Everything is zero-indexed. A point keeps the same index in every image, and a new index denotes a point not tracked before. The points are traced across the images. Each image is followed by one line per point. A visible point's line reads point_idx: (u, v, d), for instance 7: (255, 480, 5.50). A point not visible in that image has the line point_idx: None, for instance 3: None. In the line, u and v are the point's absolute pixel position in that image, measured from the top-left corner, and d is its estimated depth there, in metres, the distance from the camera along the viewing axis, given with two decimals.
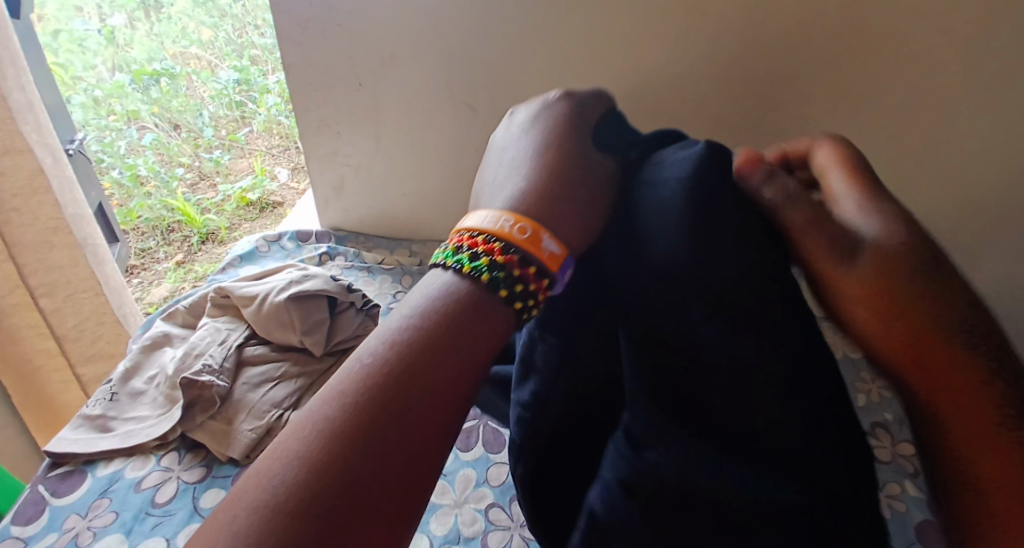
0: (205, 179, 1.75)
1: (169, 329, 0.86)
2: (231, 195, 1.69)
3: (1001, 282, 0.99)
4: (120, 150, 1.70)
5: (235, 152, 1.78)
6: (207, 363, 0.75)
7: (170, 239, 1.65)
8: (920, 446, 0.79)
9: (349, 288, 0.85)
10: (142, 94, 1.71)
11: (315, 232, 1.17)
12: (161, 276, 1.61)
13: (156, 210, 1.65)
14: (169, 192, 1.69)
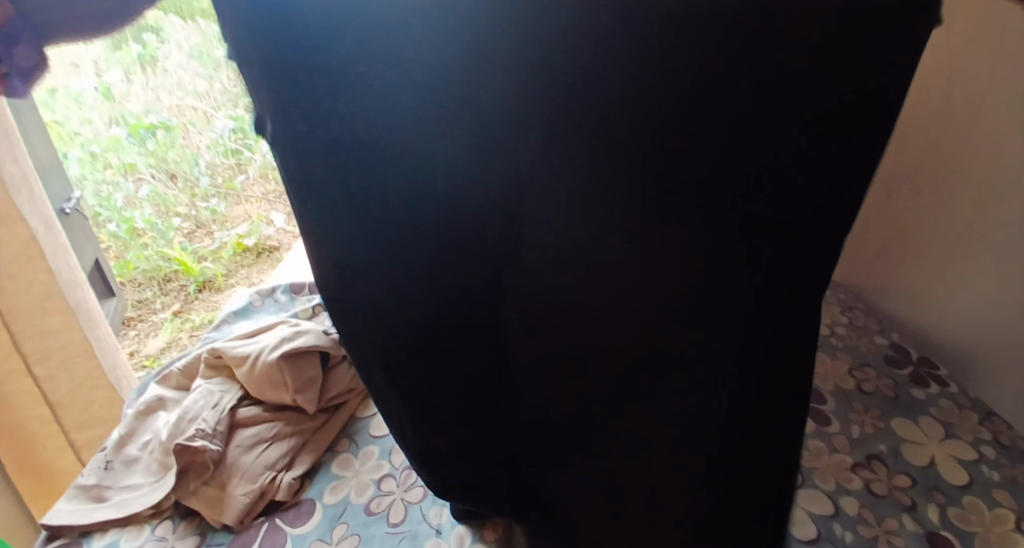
0: (202, 228, 1.74)
1: (162, 394, 0.87)
2: (228, 241, 1.74)
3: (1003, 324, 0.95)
4: (117, 203, 1.65)
5: (231, 200, 1.73)
6: (200, 427, 0.75)
7: (167, 290, 1.72)
8: (912, 477, 0.83)
9: (341, 341, 0.87)
10: (139, 146, 1.61)
11: (310, 284, 1.19)
12: (157, 327, 1.69)
13: (153, 261, 1.71)
14: (166, 242, 1.70)
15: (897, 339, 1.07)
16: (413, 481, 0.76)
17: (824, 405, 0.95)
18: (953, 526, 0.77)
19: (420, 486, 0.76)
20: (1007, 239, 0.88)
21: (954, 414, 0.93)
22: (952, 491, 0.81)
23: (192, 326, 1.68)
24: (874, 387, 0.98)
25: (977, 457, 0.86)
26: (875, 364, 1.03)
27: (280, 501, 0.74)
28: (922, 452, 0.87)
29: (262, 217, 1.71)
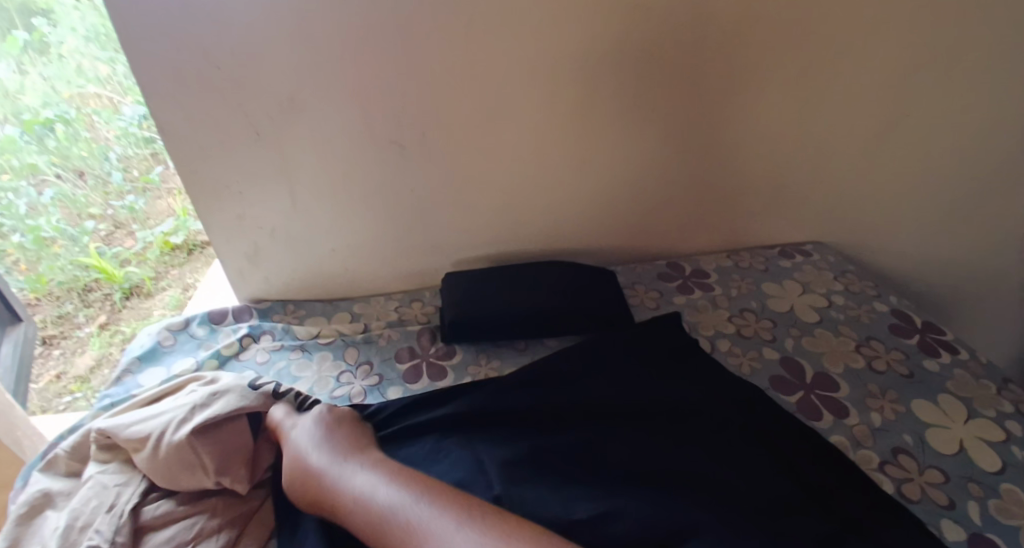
0: (121, 227, 1.53)
1: (49, 485, 0.69)
2: (151, 240, 1.53)
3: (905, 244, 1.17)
4: (20, 210, 1.37)
5: (151, 195, 1.54)
6: (93, 542, 0.58)
7: (91, 301, 1.45)
8: (944, 470, 0.74)
9: (276, 395, 0.72)
10: (38, 145, 1.35)
11: (232, 310, 1.02)
12: (84, 343, 1.40)
13: (68, 270, 1.43)
14: (82, 248, 1.45)
15: (896, 302, 1.01)
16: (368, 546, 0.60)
17: (838, 393, 0.85)
18: (997, 523, 0.68)
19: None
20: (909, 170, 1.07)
21: (972, 387, 0.85)
22: (987, 478, 0.73)
23: (123, 338, 1.42)
24: (886, 365, 0.89)
25: (1005, 437, 0.78)
26: (881, 335, 0.94)
27: None
28: (949, 438, 0.78)
29: (190, 211, 1.57)
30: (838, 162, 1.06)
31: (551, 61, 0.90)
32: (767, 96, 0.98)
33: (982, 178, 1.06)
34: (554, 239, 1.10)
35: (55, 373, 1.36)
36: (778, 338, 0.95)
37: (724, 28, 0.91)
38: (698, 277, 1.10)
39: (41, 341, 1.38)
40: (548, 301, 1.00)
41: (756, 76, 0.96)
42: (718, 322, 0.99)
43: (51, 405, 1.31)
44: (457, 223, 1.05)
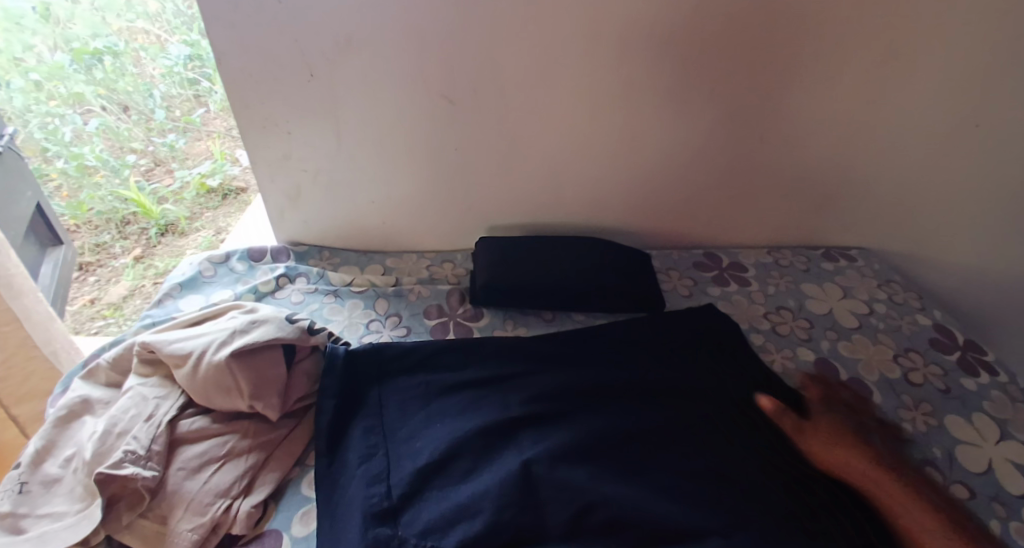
0: (160, 165, 1.56)
1: (89, 394, 0.72)
2: (189, 181, 1.54)
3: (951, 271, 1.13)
4: (65, 136, 1.42)
5: (191, 135, 1.57)
6: (129, 448, 0.60)
7: (127, 233, 1.47)
8: (971, 486, 0.73)
9: (310, 330, 0.73)
10: (86, 75, 1.42)
11: (270, 250, 1.03)
12: (118, 273, 1.43)
13: (108, 201, 1.45)
14: (121, 181, 1.46)
15: (940, 317, 0.98)
16: (411, 485, 0.63)
17: (870, 399, 0.83)
18: (1020, 545, 0.68)
19: (423, 491, 0.63)
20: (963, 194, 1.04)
21: (1008, 410, 0.83)
22: (1013, 500, 0.72)
23: (156, 272, 1.42)
24: (923, 378, 0.87)
25: None
26: (920, 348, 0.92)
27: (238, 535, 0.60)
28: (979, 456, 0.77)
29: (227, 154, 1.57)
30: (895, 167, 1.03)
31: (614, 30, 0.88)
32: (834, 90, 0.95)
33: None
34: (594, 215, 1.10)
35: (89, 298, 1.39)
36: (812, 338, 0.93)
37: (789, 23, 0.89)
38: (735, 270, 1.09)
39: (77, 268, 1.42)
40: (583, 276, 1.00)
41: (822, 67, 0.93)
42: (751, 317, 0.98)
43: (85, 328, 1.34)
44: (499, 187, 1.05)
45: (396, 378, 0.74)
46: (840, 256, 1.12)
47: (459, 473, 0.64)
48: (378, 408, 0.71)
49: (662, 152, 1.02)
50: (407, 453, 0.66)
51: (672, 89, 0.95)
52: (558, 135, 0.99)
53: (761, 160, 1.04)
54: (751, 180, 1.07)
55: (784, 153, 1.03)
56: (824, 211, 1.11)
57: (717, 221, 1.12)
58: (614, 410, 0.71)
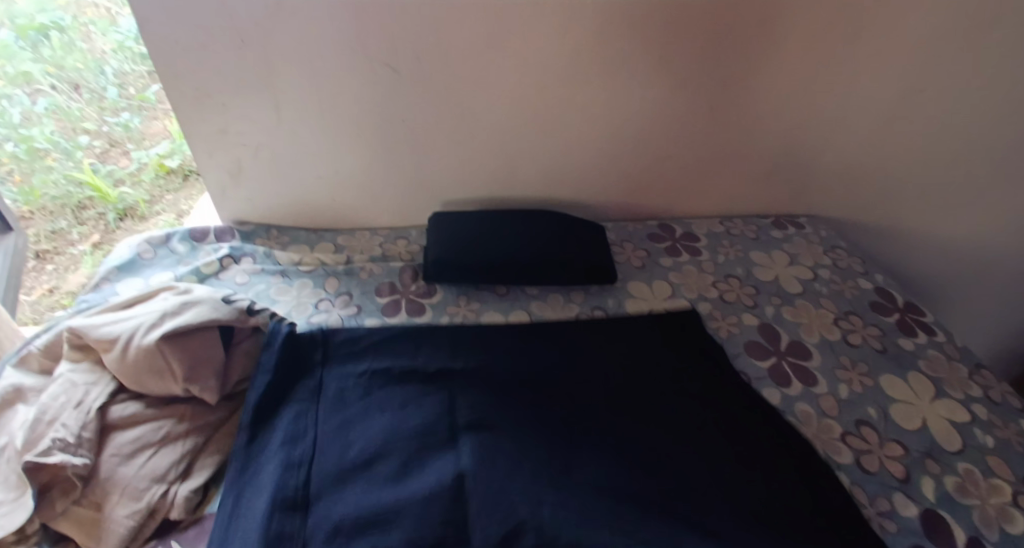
0: (115, 146, 1.48)
1: (21, 382, 0.70)
2: (147, 162, 1.49)
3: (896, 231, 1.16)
4: (13, 118, 1.36)
5: (146, 114, 1.50)
6: (57, 436, 0.59)
7: (83, 218, 1.42)
8: (905, 444, 0.76)
9: (249, 310, 0.72)
10: (32, 53, 1.34)
11: (214, 229, 1.01)
12: (77, 261, 1.39)
13: (62, 186, 1.41)
14: (75, 164, 1.42)
15: (881, 281, 1.01)
16: (332, 480, 0.63)
17: (810, 361, 0.86)
18: (949, 499, 0.70)
19: (343, 487, 0.63)
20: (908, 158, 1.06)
21: (944, 368, 0.86)
22: (945, 456, 0.75)
23: None
24: (862, 339, 0.90)
25: (970, 419, 0.79)
26: (862, 311, 0.94)
27: (177, 519, 0.59)
28: (913, 415, 0.79)
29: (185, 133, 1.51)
30: (841, 133, 1.04)
31: None
32: (779, 56, 0.95)
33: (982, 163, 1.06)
34: (547, 188, 1.09)
35: (45, 287, 1.36)
36: (759, 305, 0.95)
37: None
38: (689, 240, 1.10)
39: (34, 255, 1.38)
40: (534, 249, 0.99)
41: (766, 34, 0.93)
42: (701, 286, 0.99)
43: (44, 318, 1.32)
44: (450, 161, 1.03)
45: (338, 364, 0.74)
46: (791, 224, 1.14)
47: (383, 475, 0.64)
48: (314, 394, 0.70)
49: (612, 122, 1.01)
50: (339, 446, 0.66)
51: (619, 57, 0.94)
52: (505, 106, 0.97)
53: (711, 130, 1.04)
54: (702, 149, 1.07)
55: (733, 122, 1.03)
56: (775, 180, 1.12)
57: (670, 191, 1.13)
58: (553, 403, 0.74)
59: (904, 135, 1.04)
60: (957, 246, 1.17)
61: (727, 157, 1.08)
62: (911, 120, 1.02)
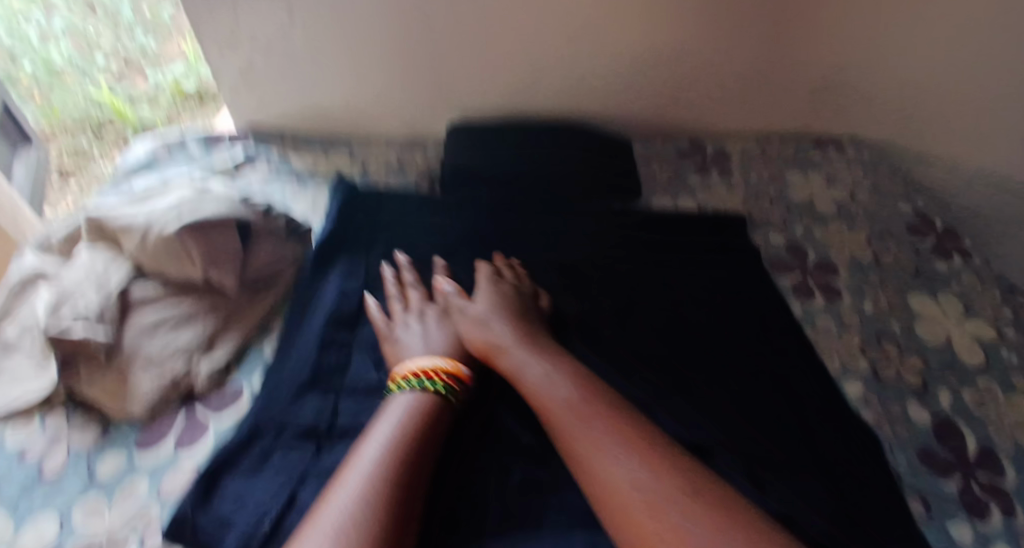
0: (131, 65, 1.51)
1: (41, 266, 0.71)
2: (163, 84, 1.47)
3: (942, 153, 1.10)
4: (31, 37, 1.44)
5: (160, 34, 1.53)
6: (79, 311, 0.60)
7: (103, 136, 1.42)
8: (925, 358, 0.75)
9: (266, 212, 0.71)
10: None
11: (229, 132, 1.00)
12: (99, 179, 1.36)
13: (82, 108, 1.44)
14: (93, 85, 1.46)
15: (921, 205, 0.97)
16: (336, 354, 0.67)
17: (836, 277, 0.85)
18: (966, 411, 0.70)
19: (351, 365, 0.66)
20: (962, 74, 0.99)
21: (978, 291, 0.83)
22: (967, 372, 0.74)
23: None
24: (894, 260, 0.87)
25: (998, 338, 0.77)
26: (897, 233, 0.91)
27: (201, 392, 0.63)
28: (939, 331, 0.78)
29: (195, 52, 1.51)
30: (893, 47, 0.97)
31: None
32: None
33: None
34: (575, 98, 1.04)
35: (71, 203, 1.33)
36: (789, 224, 0.92)
37: None
38: (720, 158, 1.06)
39: (59, 174, 1.36)
40: (558, 158, 0.96)
41: None
42: (729, 204, 0.97)
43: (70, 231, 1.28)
44: (473, 67, 0.99)
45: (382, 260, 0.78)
46: (830, 144, 1.09)
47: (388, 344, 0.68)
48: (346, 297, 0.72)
49: (644, 28, 0.95)
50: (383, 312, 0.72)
51: None
52: (530, 5, 0.92)
53: (745, 42, 0.97)
54: (738, 61, 1.00)
55: (771, 33, 0.96)
56: (815, 99, 1.06)
57: (702, 107, 1.08)
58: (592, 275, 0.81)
59: (962, 48, 0.96)
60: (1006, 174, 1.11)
61: (763, 72, 1.01)
62: (970, 32, 0.94)
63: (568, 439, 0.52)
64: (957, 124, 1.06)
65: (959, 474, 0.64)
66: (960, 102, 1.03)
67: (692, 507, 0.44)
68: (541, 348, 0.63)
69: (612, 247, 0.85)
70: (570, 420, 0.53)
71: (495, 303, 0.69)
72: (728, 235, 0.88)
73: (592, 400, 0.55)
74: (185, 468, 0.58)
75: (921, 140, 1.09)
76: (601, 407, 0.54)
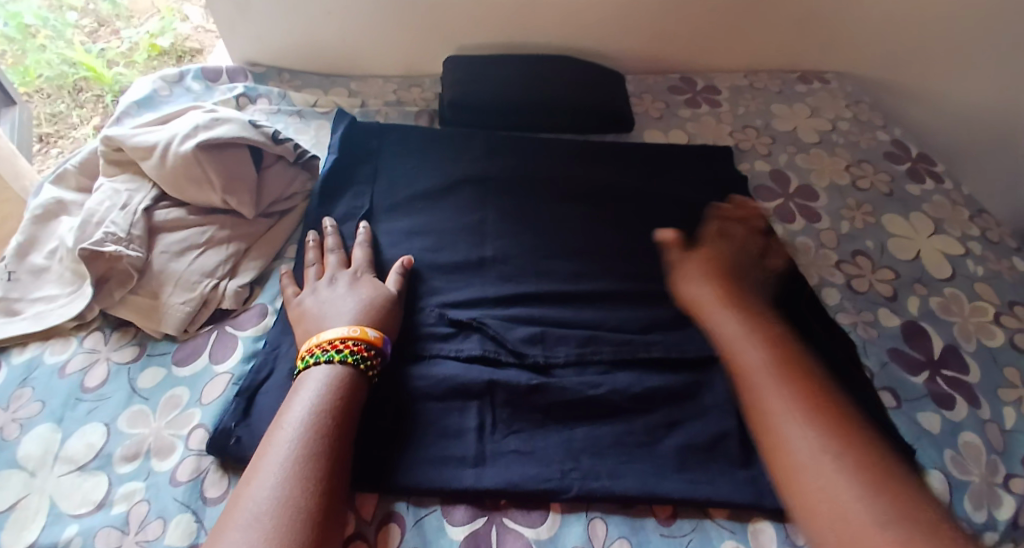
0: (105, 25, 1.43)
1: (62, 196, 0.73)
2: (139, 42, 1.39)
3: (920, 85, 1.14)
4: None
5: None
6: (110, 231, 0.64)
7: (82, 100, 1.34)
8: (897, 270, 0.81)
9: (275, 138, 0.74)
10: None
11: (226, 70, 1.01)
12: (80, 144, 1.32)
13: (57, 67, 1.34)
14: (67, 44, 1.36)
15: (899, 135, 1.02)
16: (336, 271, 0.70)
17: (816, 202, 0.89)
18: (934, 317, 0.76)
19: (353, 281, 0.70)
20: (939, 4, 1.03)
21: (948, 211, 0.89)
22: (935, 283, 0.80)
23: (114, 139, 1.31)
24: (870, 184, 0.92)
25: (964, 253, 0.84)
26: (874, 160, 0.96)
27: (228, 309, 0.67)
28: (910, 247, 0.84)
29: (174, 9, 1.43)
30: None
31: None
32: None
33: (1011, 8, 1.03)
34: (568, 34, 1.06)
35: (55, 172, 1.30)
36: (774, 154, 0.97)
37: None
38: (709, 93, 1.09)
39: (38, 139, 1.33)
40: (553, 92, 0.99)
41: None
42: (717, 136, 1.00)
43: None
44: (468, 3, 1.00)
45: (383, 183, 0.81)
46: (815, 79, 1.12)
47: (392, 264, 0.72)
48: (352, 214, 0.76)
49: None
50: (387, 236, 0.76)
51: None
52: None
53: None
54: None
55: None
56: (801, 32, 1.09)
57: (691, 43, 1.10)
58: (589, 195, 0.84)
59: None
60: (978, 105, 1.16)
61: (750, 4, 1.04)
62: None
63: (763, 408, 0.55)
64: (933, 56, 1.10)
65: (926, 370, 0.71)
66: (937, 33, 1.07)
67: (844, 469, 0.47)
68: (743, 309, 0.64)
69: (605, 169, 0.88)
70: (762, 383, 0.56)
71: (702, 269, 0.70)
72: (713, 165, 0.92)
73: (786, 369, 0.56)
74: (222, 378, 0.62)
75: (900, 72, 1.13)
76: (797, 374, 0.56)
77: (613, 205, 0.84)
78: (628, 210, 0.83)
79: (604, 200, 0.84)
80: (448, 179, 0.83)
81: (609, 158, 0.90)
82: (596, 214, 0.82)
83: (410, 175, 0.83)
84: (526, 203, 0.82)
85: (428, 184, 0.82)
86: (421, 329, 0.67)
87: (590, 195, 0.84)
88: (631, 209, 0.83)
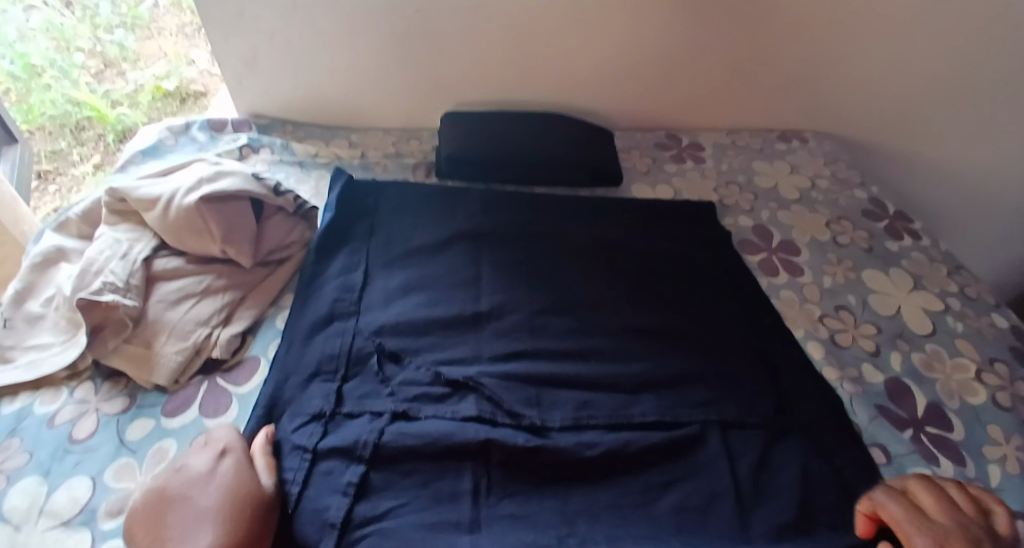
0: (110, 67, 1.47)
1: (63, 244, 0.75)
2: (145, 85, 1.44)
3: (896, 144, 1.20)
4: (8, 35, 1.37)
5: (140, 33, 1.50)
6: (109, 280, 0.65)
7: (82, 139, 1.39)
8: (878, 325, 0.83)
9: (275, 190, 0.77)
10: None
11: (231, 121, 1.05)
12: (79, 182, 1.36)
13: (61, 106, 1.39)
14: (72, 84, 1.41)
15: (876, 192, 1.06)
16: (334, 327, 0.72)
17: (798, 257, 0.92)
18: (915, 373, 0.78)
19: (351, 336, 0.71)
20: (911, 72, 1.09)
21: (926, 267, 0.92)
22: (916, 339, 0.82)
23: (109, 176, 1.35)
24: (850, 240, 0.95)
25: (943, 309, 0.86)
26: (853, 217, 1.00)
27: (219, 359, 0.68)
28: (891, 303, 0.86)
29: (182, 55, 1.48)
30: (849, 47, 1.06)
31: None
32: None
33: (978, 76, 1.09)
34: (560, 92, 1.11)
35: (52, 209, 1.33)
36: (757, 209, 1.00)
37: None
38: (694, 149, 1.13)
39: (37, 175, 1.36)
40: (545, 147, 1.03)
41: None
42: (703, 191, 1.04)
43: None
44: (465, 61, 1.05)
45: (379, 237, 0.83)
46: (795, 138, 1.17)
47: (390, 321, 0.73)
48: (347, 270, 0.78)
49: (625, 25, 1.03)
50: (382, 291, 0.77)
51: None
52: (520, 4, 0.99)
53: (718, 38, 1.06)
54: (711, 58, 1.08)
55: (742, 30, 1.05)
56: (782, 94, 1.14)
57: (677, 102, 1.15)
58: (579, 249, 0.87)
59: (910, 47, 1.06)
60: (952, 163, 1.21)
61: (733, 68, 1.10)
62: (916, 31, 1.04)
63: None
64: (908, 118, 1.16)
65: (909, 428, 0.72)
66: (911, 97, 1.13)
67: None
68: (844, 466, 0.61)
69: (594, 223, 0.92)
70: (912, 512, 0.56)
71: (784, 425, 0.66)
72: (699, 221, 0.95)
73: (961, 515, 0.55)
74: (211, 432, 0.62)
75: (876, 133, 1.18)
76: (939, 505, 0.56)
77: (602, 260, 0.86)
78: (619, 265, 0.86)
79: (595, 254, 0.87)
80: (443, 235, 0.85)
81: (598, 213, 0.93)
82: (586, 267, 0.85)
83: (407, 230, 0.85)
84: (520, 256, 0.85)
85: (423, 239, 0.84)
86: (416, 388, 0.68)
87: (583, 250, 0.87)
88: (620, 264, 0.86)
